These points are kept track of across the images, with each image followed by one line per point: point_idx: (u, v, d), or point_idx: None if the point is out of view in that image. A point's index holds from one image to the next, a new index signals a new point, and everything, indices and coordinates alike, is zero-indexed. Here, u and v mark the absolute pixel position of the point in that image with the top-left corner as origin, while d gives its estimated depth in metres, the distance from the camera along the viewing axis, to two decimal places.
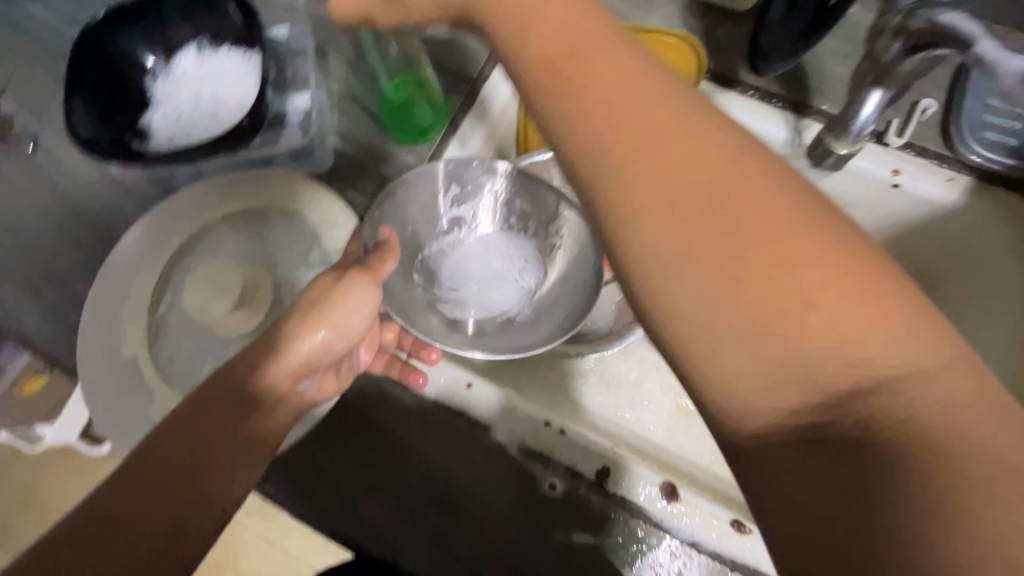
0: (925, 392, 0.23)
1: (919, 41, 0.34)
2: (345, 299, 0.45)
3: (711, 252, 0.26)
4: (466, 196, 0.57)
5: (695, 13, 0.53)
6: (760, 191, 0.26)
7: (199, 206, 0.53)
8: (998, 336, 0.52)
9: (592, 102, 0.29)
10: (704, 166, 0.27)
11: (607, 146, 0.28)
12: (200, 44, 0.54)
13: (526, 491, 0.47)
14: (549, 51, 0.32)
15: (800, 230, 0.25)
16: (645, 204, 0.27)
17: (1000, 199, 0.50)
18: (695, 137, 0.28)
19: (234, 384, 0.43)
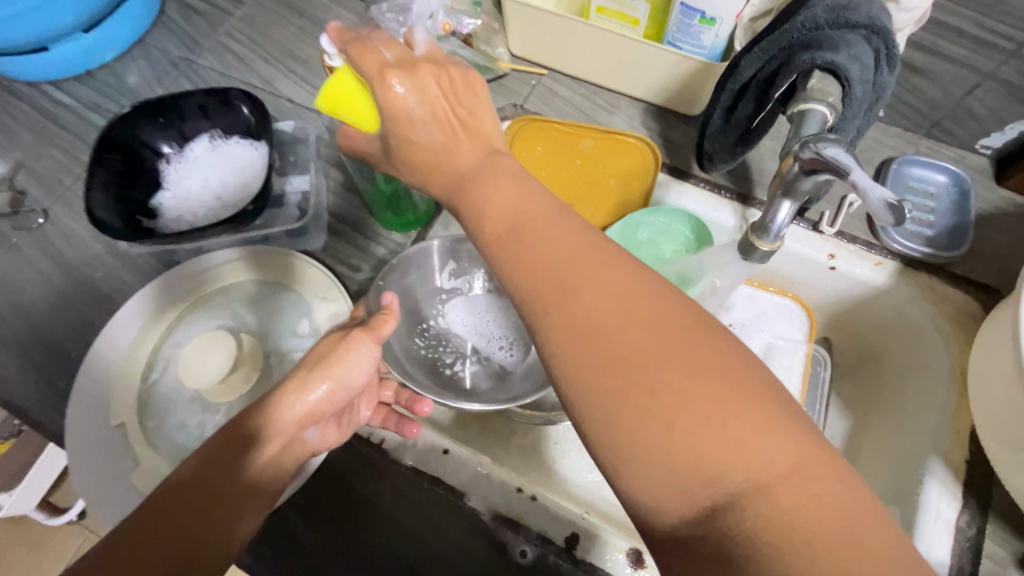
0: (769, 506, 0.26)
1: (812, 169, 0.37)
2: (347, 354, 0.49)
3: (610, 368, 0.29)
4: (461, 271, 0.60)
5: (653, 117, 0.68)
6: (645, 315, 0.30)
7: (200, 279, 0.58)
8: (936, 404, 0.56)
9: (519, 228, 0.34)
10: (607, 290, 0.30)
11: (529, 268, 0.33)
12: (212, 135, 0.60)
13: (499, 558, 0.50)
14: (492, 177, 0.37)
15: (688, 349, 0.28)
16: (560, 323, 0.31)
17: (923, 280, 0.60)
18: (595, 265, 0.32)
19: (249, 424, 0.47)
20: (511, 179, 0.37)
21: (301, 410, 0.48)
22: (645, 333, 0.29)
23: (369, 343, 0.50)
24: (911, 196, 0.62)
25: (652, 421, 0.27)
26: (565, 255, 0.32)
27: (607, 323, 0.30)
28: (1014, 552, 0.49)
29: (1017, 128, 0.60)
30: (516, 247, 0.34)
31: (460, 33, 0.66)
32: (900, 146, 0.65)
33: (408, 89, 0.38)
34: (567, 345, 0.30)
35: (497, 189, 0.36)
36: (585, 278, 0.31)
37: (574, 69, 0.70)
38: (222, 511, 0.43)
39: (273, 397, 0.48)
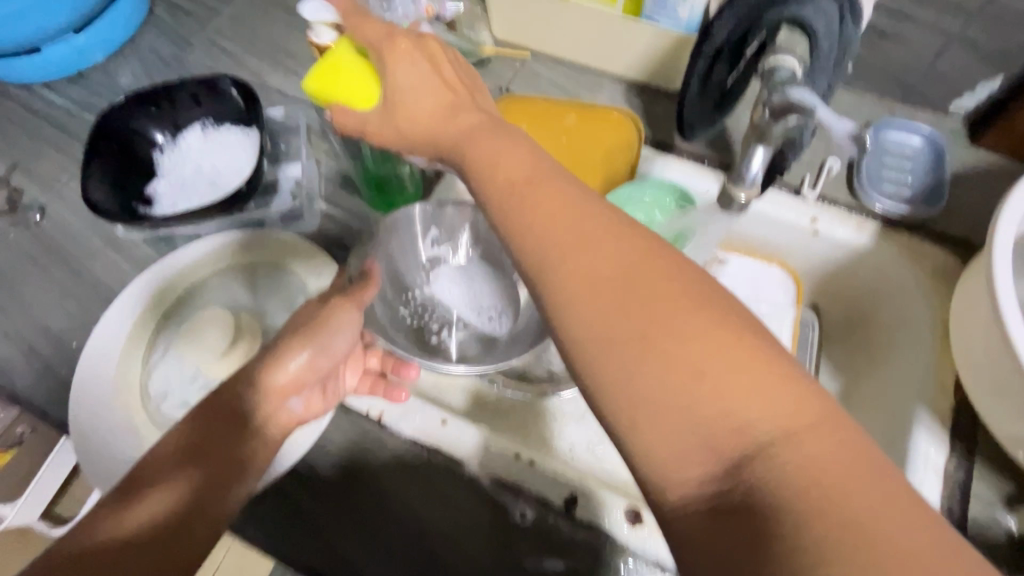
0: (792, 453, 0.26)
1: (782, 113, 0.39)
2: (331, 320, 0.51)
3: (625, 332, 0.30)
4: (443, 238, 0.62)
5: (635, 93, 0.70)
6: (654, 280, 0.31)
7: (197, 262, 0.59)
8: (920, 358, 0.58)
9: (527, 207, 0.36)
10: (617, 261, 0.32)
11: (540, 244, 0.34)
12: (204, 124, 0.62)
13: (500, 518, 0.52)
14: (489, 152, 0.39)
15: (697, 309, 0.30)
16: (574, 293, 0.32)
17: (905, 239, 0.61)
18: (600, 236, 0.33)
19: (235, 394, 0.48)
20: (505, 149, 0.39)
21: (287, 377, 0.49)
22: (655, 297, 0.31)
23: (352, 310, 0.52)
24: (886, 156, 0.64)
25: (672, 377, 0.29)
26: (574, 228, 0.34)
27: (618, 290, 0.31)
28: (1001, 493, 0.50)
29: (988, 87, 0.62)
30: (525, 219, 0.35)
31: (442, 17, 0.68)
32: (878, 110, 0.67)
33: (420, 70, 0.43)
34: (587, 316, 0.31)
35: (503, 169, 0.38)
36: (594, 249, 0.33)
37: (557, 50, 0.71)
38: (214, 476, 0.44)
39: (259, 365, 0.49)
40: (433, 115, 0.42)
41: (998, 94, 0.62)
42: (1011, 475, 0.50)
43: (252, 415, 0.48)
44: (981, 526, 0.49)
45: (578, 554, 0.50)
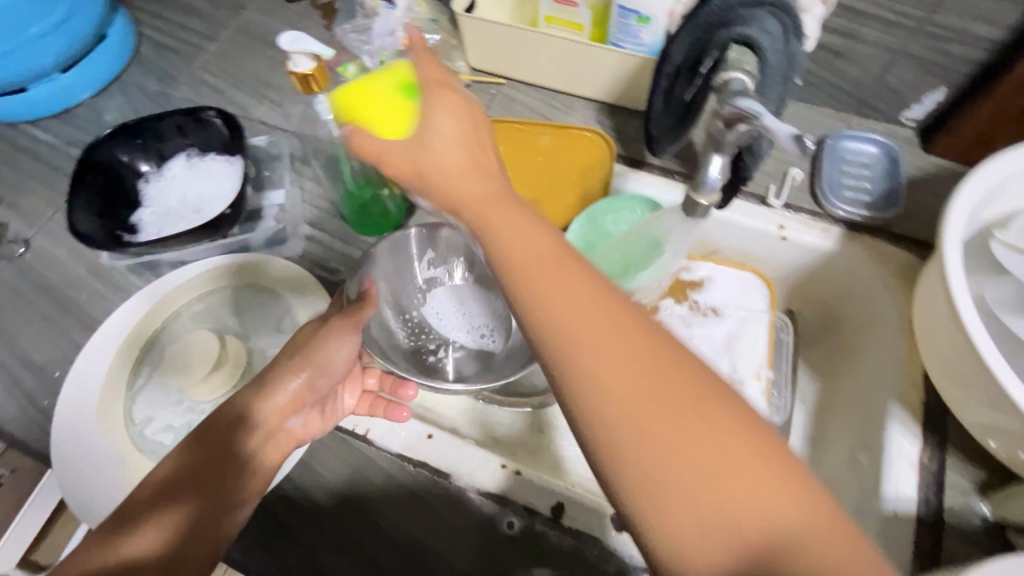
0: (805, 556, 0.28)
1: (733, 121, 0.42)
2: (325, 342, 0.53)
3: (647, 427, 0.30)
4: (439, 260, 0.64)
5: (606, 114, 0.73)
6: (676, 375, 0.31)
7: (182, 287, 0.59)
8: (890, 355, 0.60)
9: (544, 282, 0.34)
10: (639, 352, 0.32)
11: (557, 325, 0.33)
12: (190, 154, 0.64)
13: (487, 528, 0.52)
14: (499, 211, 0.37)
15: (717, 408, 0.31)
16: (596, 381, 0.31)
17: (867, 242, 0.64)
18: (620, 323, 0.33)
19: (232, 416, 0.50)
20: (512, 216, 0.37)
21: (284, 397, 0.51)
22: (675, 390, 0.31)
23: (347, 325, 0.53)
24: (846, 165, 0.67)
25: (693, 470, 0.29)
26: (595, 312, 0.33)
27: (641, 384, 0.31)
28: (973, 481, 0.51)
29: (932, 99, 0.66)
30: (534, 288, 0.34)
31: (421, 47, 0.73)
32: (834, 123, 0.70)
33: (447, 126, 0.39)
34: (608, 402, 0.31)
35: (515, 233, 0.36)
36: (608, 335, 0.32)
37: (531, 76, 0.75)
38: (209, 504, 0.45)
39: (255, 388, 0.51)
40: (446, 170, 0.39)
41: (943, 104, 0.66)
42: (982, 462, 0.52)
43: (251, 437, 0.49)
44: (956, 515, 0.50)
45: (567, 562, 0.50)
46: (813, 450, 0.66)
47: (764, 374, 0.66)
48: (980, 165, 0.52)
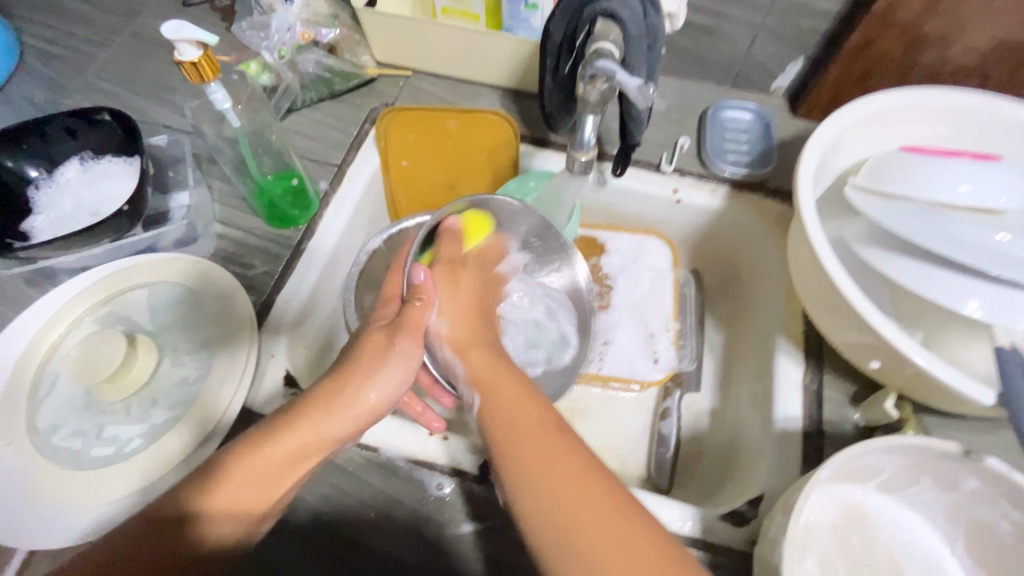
0: None
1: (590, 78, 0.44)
2: (397, 360, 0.50)
3: (568, 523, 0.37)
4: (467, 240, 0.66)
5: (509, 98, 0.77)
6: (597, 487, 0.39)
7: (80, 292, 0.56)
8: (776, 296, 0.66)
9: (503, 409, 0.45)
10: (569, 465, 0.40)
11: (508, 440, 0.43)
12: (83, 157, 0.62)
13: (418, 494, 0.54)
14: (474, 362, 0.50)
15: (634, 517, 0.37)
16: (533, 485, 0.40)
17: (751, 198, 0.70)
18: (558, 443, 0.42)
19: (300, 440, 0.45)
20: (501, 369, 0.49)
21: (348, 426, 0.48)
22: (597, 502, 0.38)
23: (415, 344, 0.50)
24: (726, 133, 0.74)
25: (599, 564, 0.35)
26: (539, 434, 0.42)
27: (569, 488, 0.39)
28: (848, 394, 0.58)
29: (794, 68, 0.74)
30: (501, 415, 0.45)
31: (321, 42, 0.73)
32: (717, 96, 0.78)
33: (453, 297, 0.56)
34: (543, 502, 0.39)
35: (487, 373, 0.49)
36: (552, 452, 0.41)
37: (437, 66, 0.77)
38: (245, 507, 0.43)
39: (324, 408, 0.47)
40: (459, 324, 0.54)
41: (803, 73, 0.74)
42: (855, 378, 0.58)
43: (309, 458, 0.46)
44: (835, 426, 0.56)
45: (493, 515, 0.53)
46: (721, 392, 0.72)
47: (671, 327, 0.73)
48: (829, 117, 0.59)
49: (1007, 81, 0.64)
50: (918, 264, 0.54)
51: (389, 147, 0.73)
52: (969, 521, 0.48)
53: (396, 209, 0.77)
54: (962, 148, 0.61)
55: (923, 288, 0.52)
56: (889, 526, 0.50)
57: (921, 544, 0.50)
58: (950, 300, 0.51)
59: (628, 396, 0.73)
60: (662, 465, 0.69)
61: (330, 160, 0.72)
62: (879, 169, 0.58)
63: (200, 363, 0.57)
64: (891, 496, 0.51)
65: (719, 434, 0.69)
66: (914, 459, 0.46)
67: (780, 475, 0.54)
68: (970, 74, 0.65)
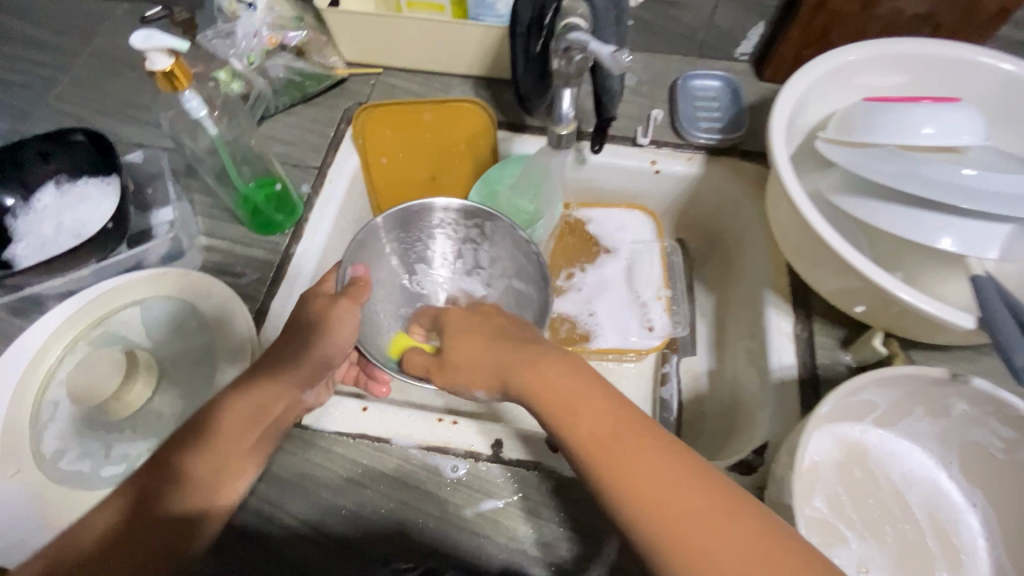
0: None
1: (566, 52, 0.45)
2: (338, 322, 0.54)
3: (676, 525, 0.34)
4: (411, 260, 0.74)
5: (482, 87, 0.78)
6: (690, 482, 0.35)
7: (72, 317, 0.55)
8: (759, 253, 0.69)
9: (576, 419, 0.39)
10: (662, 463, 0.36)
11: (589, 452, 0.38)
12: (58, 181, 0.61)
13: (433, 477, 0.55)
14: (531, 378, 0.43)
15: (718, 501, 0.34)
16: (634, 495, 0.35)
17: (727, 162, 0.72)
18: (644, 439, 0.37)
19: (256, 395, 0.50)
20: (538, 365, 0.44)
21: (300, 374, 0.52)
22: (697, 492, 0.34)
23: (349, 305, 0.55)
24: (697, 101, 0.76)
25: (715, 555, 0.32)
26: (621, 437, 0.38)
27: (669, 492, 0.35)
28: (838, 338, 0.60)
29: (756, 33, 0.75)
30: (561, 413, 0.40)
31: (288, 46, 0.72)
32: (684, 69, 0.79)
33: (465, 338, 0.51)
34: (618, 487, 0.36)
35: (551, 378, 0.42)
36: (635, 445, 0.37)
37: (406, 60, 0.77)
38: (207, 454, 0.46)
39: (273, 367, 0.51)
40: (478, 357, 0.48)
41: (765, 36, 0.75)
42: (843, 323, 0.61)
43: (274, 410, 0.50)
44: (828, 370, 0.58)
45: (509, 488, 0.54)
46: (717, 353, 0.75)
47: (662, 294, 0.75)
48: (798, 72, 0.61)
49: (957, 25, 0.66)
50: (893, 207, 0.56)
51: (368, 146, 0.73)
52: (962, 443, 0.50)
53: (380, 207, 0.79)
54: (923, 93, 0.64)
55: (899, 229, 0.55)
56: (889, 457, 0.53)
57: (920, 471, 0.52)
58: (927, 238, 0.53)
59: (626, 366, 0.75)
60: (667, 429, 0.71)
61: (310, 163, 0.71)
62: (848, 120, 0.60)
63: (201, 371, 0.57)
64: (887, 430, 0.53)
65: (719, 394, 0.71)
66: (905, 390, 0.49)
67: (782, 423, 0.56)
68: (924, 22, 0.67)
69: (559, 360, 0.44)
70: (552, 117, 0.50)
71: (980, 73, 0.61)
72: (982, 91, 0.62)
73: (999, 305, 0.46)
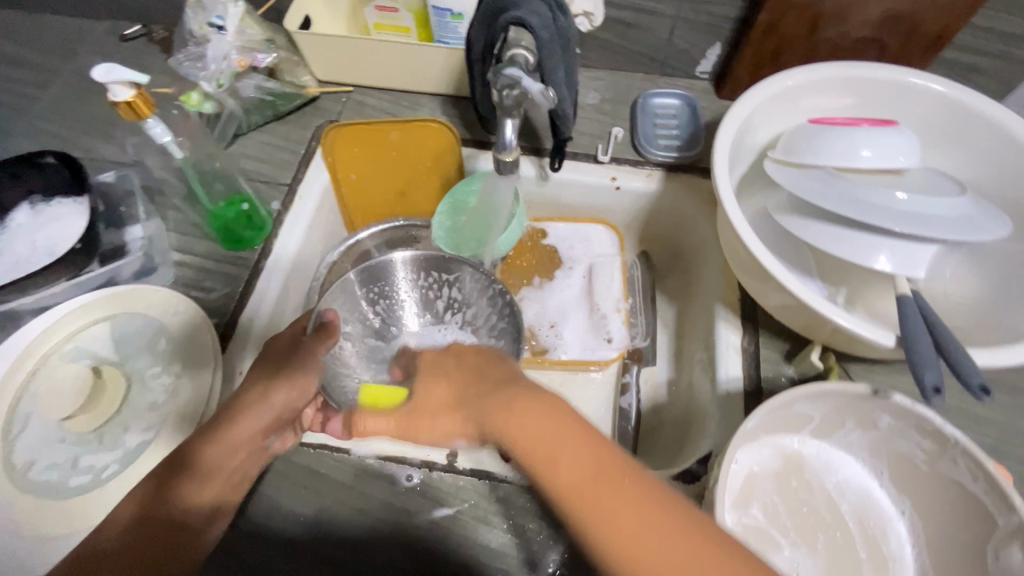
0: None
1: (506, 86, 0.48)
2: (309, 361, 0.57)
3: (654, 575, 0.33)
4: (386, 313, 0.77)
5: (449, 105, 0.80)
6: (666, 525, 0.34)
7: (47, 331, 0.57)
8: (712, 268, 0.71)
9: (548, 465, 0.37)
10: (636, 506, 0.35)
11: (563, 497, 0.36)
12: (33, 201, 0.64)
13: (389, 485, 0.57)
14: (499, 420, 0.41)
15: (698, 543, 0.33)
16: (610, 543, 0.34)
17: (684, 179, 0.75)
18: (619, 481, 0.36)
19: (247, 416, 0.51)
20: (507, 402, 0.42)
21: (282, 398, 0.53)
22: (673, 536, 0.33)
23: (321, 345, 0.58)
24: (656, 119, 0.78)
25: None
26: (595, 480, 0.36)
27: (644, 538, 0.34)
28: (782, 352, 0.62)
29: (713, 53, 0.78)
30: (537, 459, 0.38)
31: (259, 67, 0.73)
32: (645, 87, 0.82)
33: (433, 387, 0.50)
34: (594, 532, 0.35)
35: (520, 417, 0.40)
36: (610, 491, 0.35)
37: (375, 79, 0.79)
38: (201, 471, 0.48)
39: (257, 389, 0.53)
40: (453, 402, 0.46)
41: (723, 55, 0.78)
42: (787, 336, 0.63)
43: (263, 428, 0.52)
44: (771, 382, 0.61)
45: (461, 495, 0.57)
46: (675, 363, 0.77)
47: (622, 307, 0.79)
48: (745, 94, 0.63)
49: (902, 48, 0.69)
50: (832, 227, 0.58)
51: (337, 163, 0.76)
52: (890, 454, 0.52)
53: (351, 222, 0.81)
54: (868, 114, 0.66)
55: (838, 248, 0.57)
56: (824, 466, 0.55)
57: (852, 479, 0.55)
58: (861, 257, 0.56)
59: (591, 376, 0.78)
60: (625, 437, 0.73)
61: (280, 180, 0.74)
62: (792, 142, 0.63)
63: (166, 387, 0.59)
64: (823, 440, 0.56)
65: (675, 403, 0.73)
66: (833, 403, 0.51)
67: (725, 434, 0.59)
68: (870, 45, 0.69)
69: (529, 393, 0.42)
70: (496, 144, 0.52)
71: (920, 96, 0.63)
72: (922, 114, 0.64)
73: (921, 323, 0.48)
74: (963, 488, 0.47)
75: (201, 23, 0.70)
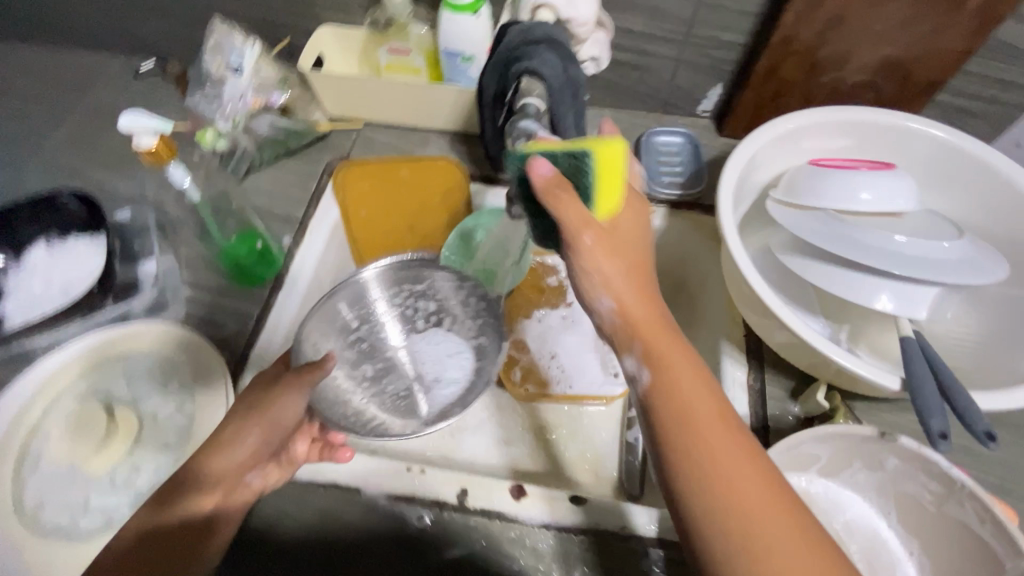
0: None
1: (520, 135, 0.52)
2: (278, 398, 0.55)
3: (765, 552, 0.36)
4: (365, 330, 0.71)
5: (458, 142, 0.82)
6: (783, 517, 0.37)
7: (65, 371, 0.60)
8: (716, 303, 0.73)
9: (701, 428, 0.40)
10: (763, 493, 0.38)
11: (698, 455, 0.39)
12: (49, 240, 0.65)
13: (400, 525, 0.56)
14: (658, 358, 0.43)
15: (803, 539, 0.36)
16: (729, 509, 0.37)
17: (688, 215, 0.77)
18: (759, 470, 0.39)
19: (229, 448, 0.54)
20: (675, 351, 0.44)
21: (256, 433, 0.54)
22: (789, 529, 0.37)
23: (295, 382, 0.55)
24: (660, 156, 0.80)
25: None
26: (737, 461, 0.39)
27: (765, 524, 0.37)
28: (788, 389, 0.63)
29: (714, 93, 0.80)
30: (686, 412, 0.41)
31: (273, 107, 0.75)
32: (648, 125, 0.84)
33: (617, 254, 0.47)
34: (721, 493, 0.38)
35: (684, 380, 0.42)
36: (746, 474, 0.38)
37: (385, 117, 0.81)
38: (195, 492, 0.51)
39: (235, 424, 0.55)
40: (628, 293, 0.46)
41: (723, 96, 0.81)
42: (791, 374, 0.64)
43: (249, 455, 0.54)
44: (777, 418, 0.62)
45: (473, 537, 0.56)
46: None
47: None
48: (747, 137, 0.65)
49: (896, 93, 0.71)
50: (835, 269, 0.59)
51: (348, 199, 0.77)
52: (896, 494, 0.53)
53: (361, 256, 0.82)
54: (866, 155, 0.68)
55: (842, 290, 0.58)
56: (833, 506, 0.56)
57: (859, 518, 0.55)
58: (865, 298, 0.57)
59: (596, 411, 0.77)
60: (632, 473, 0.72)
61: (292, 216, 0.75)
62: (793, 183, 0.64)
63: (177, 425, 0.59)
64: (831, 479, 0.56)
65: None
66: (840, 445, 0.52)
67: None
68: (866, 90, 0.72)
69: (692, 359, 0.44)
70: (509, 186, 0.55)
71: (915, 139, 0.65)
72: (918, 157, 0.67)
73: (922, 368, 0.50)
74: (969, 530, 0.48)
75: (219, 65, 0.73)
